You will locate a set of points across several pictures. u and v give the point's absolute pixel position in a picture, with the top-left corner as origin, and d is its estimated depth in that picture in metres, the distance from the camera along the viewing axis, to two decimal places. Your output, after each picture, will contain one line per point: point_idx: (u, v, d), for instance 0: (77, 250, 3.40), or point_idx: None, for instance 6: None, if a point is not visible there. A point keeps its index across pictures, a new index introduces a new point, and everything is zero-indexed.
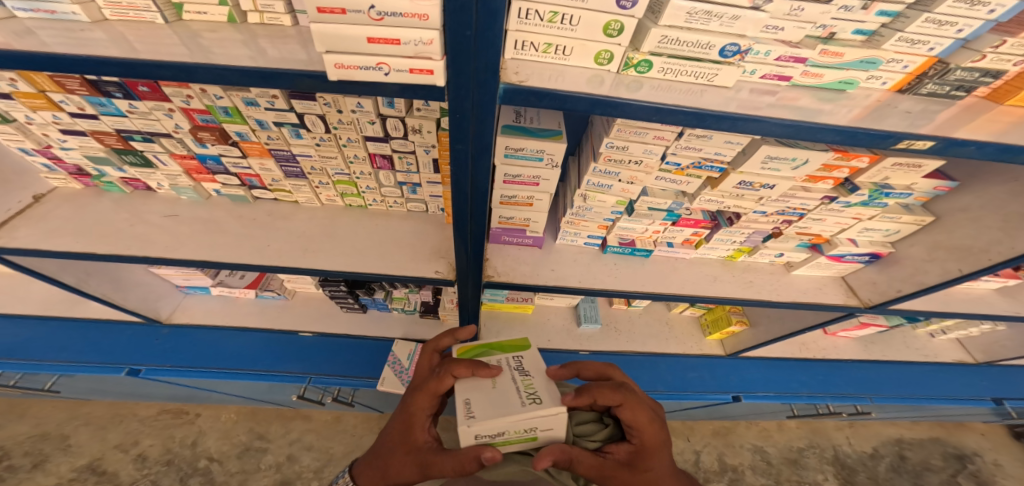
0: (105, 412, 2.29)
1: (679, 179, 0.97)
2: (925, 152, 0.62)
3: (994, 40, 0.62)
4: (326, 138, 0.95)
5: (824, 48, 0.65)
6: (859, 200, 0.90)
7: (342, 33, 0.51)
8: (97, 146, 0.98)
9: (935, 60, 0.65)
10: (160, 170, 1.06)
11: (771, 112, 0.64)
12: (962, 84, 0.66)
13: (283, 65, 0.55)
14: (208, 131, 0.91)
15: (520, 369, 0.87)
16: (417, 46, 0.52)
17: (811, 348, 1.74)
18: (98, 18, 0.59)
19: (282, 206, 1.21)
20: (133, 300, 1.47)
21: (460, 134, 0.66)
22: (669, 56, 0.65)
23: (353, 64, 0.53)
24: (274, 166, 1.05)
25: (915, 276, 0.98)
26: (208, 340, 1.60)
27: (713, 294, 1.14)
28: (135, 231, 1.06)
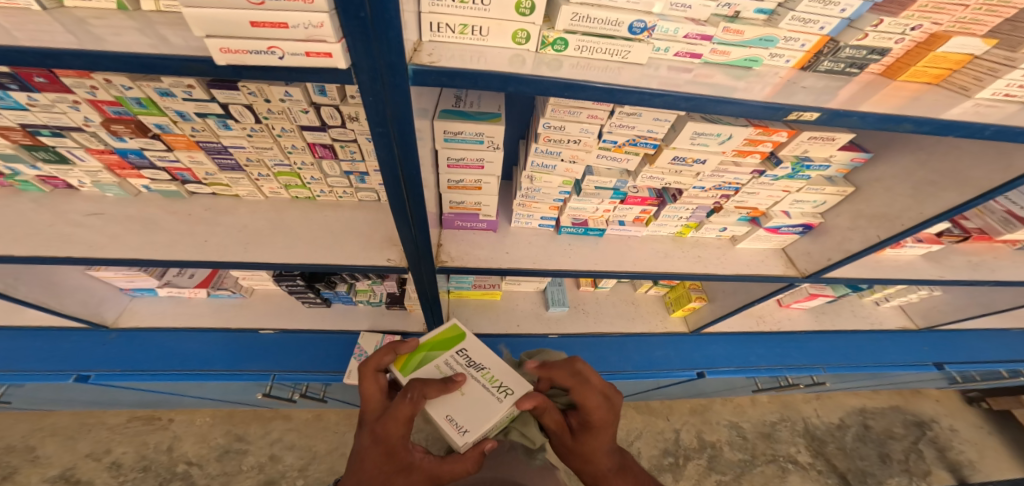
0: (72, 422, 2.23)
1: (619, 156, 0.97)
2: (815, 123, 0.65)
3: (874, 19, 0.68)
4: (257, 128, 0.94)
5: (727, 26, 0.67)
6: (785, 174, 0.95)
7: (222, 17, 0.50)
8: (4, 143, 0.95)
9: (828, 39, 0.72)
10: (78, 166, 1.04)
11: (683, 87, 0.65)
12: (853, 61, 0.73)
13: (169, 52, 0.54)
14: (122, 124, 0.90)
15: (473, 365, 0.99)
16: (308, 30, 0.52)
17: (767, 320, 1.82)
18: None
19: (222, 200, 1.21)
20: (73, 305, 1.44)
21: (378, 117, 0.66)
22: (583, 34, 0.65)
23: (241, 49, 0.54)
24: (206, 159, 1.03)
25: (842, 244, 1.04)
26: (160, 342, 1.59)
27: (663, 270, 1.17)
28: (64, 231, 1.04)
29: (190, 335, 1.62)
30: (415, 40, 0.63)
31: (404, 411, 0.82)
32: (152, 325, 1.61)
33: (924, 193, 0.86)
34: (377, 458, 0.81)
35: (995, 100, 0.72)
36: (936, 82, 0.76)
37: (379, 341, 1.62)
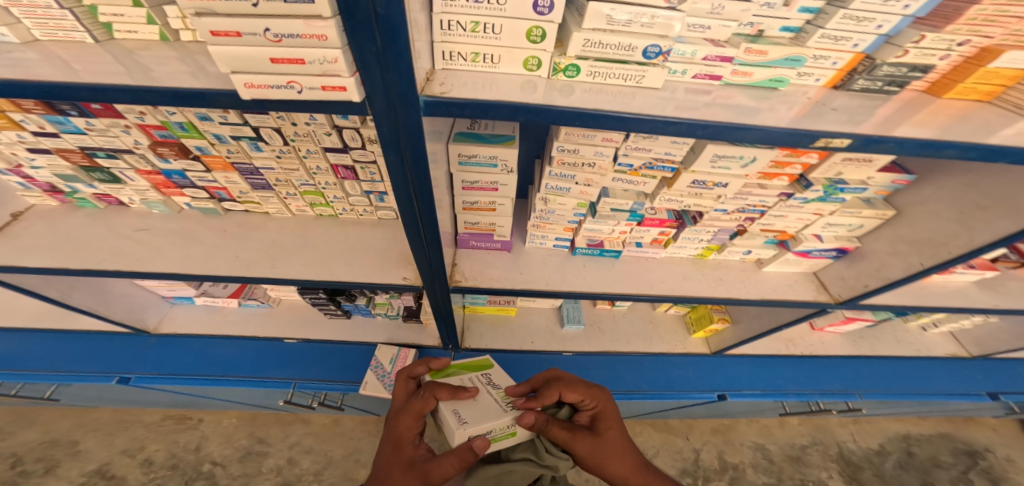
0: (113, 419, 2.36)
1: (636, 180, 0.94)
2: (846, 150, 0.60)
3: (913, 36, 0.65)
4: (285, 150, 0.98)
5: (749, 46, 0.65)
6: (815, 197, 0.89)
7: (245, 54, 0.52)
8: (65, 165, 1.03)
9: (862, 56, 0.68)
10: (128, 185, 1.11)
11: (703, 110, 0.63)
12: (892, 79, 0.69)
13: (200, 85, 0.57)
14: (167, 146, 0.95)
15: (491, 383, 0.99)
16: (323, 65, 0.54)
17: (798, 344, 1.71)
18: (28, 39, 0.64)
19: (253, 217, 1.26)
20: (119, 311, 1.54)
21: (391, 145, 0.67)
22: (596, 59, 0.64)
23: (263, 84, 0.56)
24: (240, 179, 1.09)
25: (881, 270, 0.97)
26: (196, 347, 1.67)
27: (682, 293, 1.12)
28: (109, 245, 1.11)
29: (222, 342, 1.68)
30: (428, 70, 0.64)
31: (415, 405, 0.89)
32: (187, 331, 1.68)
33: (973, 218, 0.79)
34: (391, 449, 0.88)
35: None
36: (987, 98, 0.70)
37: (396, 354, 1.64)
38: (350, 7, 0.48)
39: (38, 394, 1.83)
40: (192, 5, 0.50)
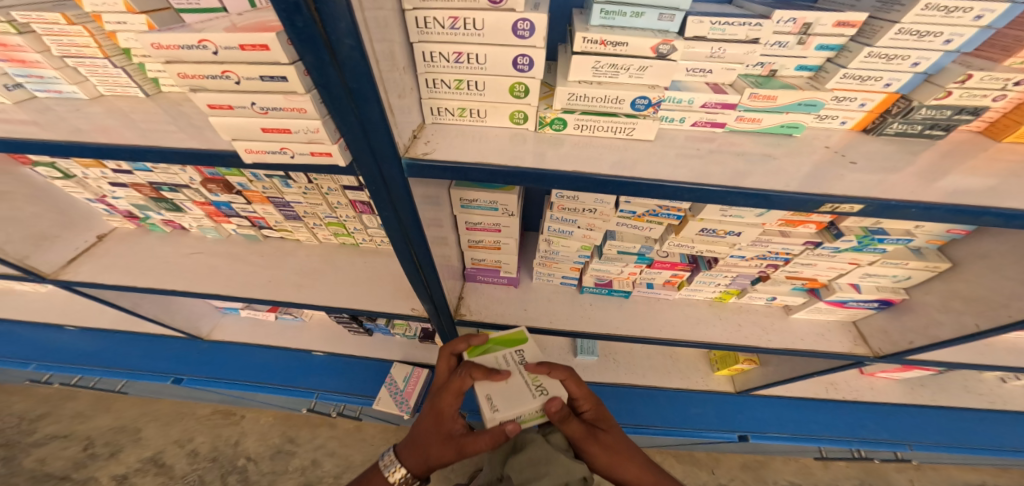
0: (172, 409, 2.42)
1: (640, 225, 0.90)
2: (857, 215, 0.53)
3: (960, 74, 0.52)
4: (310, 187, 1.04)
5: (754, 93, 0.58)
6: (850, 246, 0.80)
7: (241, 125, 0.55)
8: (139, 196, 1.14)
9: (896, 97, 0.58)
10: (188, 213, 1.22)
11: (709, 160, 0.59)
12: (934, 122, 0.58)
13: (219, 146, 0.61)
14: (214, 183, 1.04)
15: (523, 362, 0.92)
16: (308, 134, 0.55)
17: (840, 388, 1.52)
18: (94, 94, 0.75)
19: (286, 244, 1.34)
20: (180, 320, 1.66)
21: (381, 202, 0.67)
22: (583, 112, 0.61)
23: (260, 149, 0.58)
24: (275, 210, 1.16)
25: (929, 327, 0.85)
26: (238, 354, 1.79)
27: (697, 339, 1.05)
28: (163, 266, 1.23)
29: (259, 350, 1.79)
30: (416, 126, 0.64)
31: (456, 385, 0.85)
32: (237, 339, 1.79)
33: None
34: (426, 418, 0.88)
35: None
36: None
37: (410, 372, 1.66)
38: (323, 83, 0.47)
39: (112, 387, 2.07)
40: (187, 82, 0.52)
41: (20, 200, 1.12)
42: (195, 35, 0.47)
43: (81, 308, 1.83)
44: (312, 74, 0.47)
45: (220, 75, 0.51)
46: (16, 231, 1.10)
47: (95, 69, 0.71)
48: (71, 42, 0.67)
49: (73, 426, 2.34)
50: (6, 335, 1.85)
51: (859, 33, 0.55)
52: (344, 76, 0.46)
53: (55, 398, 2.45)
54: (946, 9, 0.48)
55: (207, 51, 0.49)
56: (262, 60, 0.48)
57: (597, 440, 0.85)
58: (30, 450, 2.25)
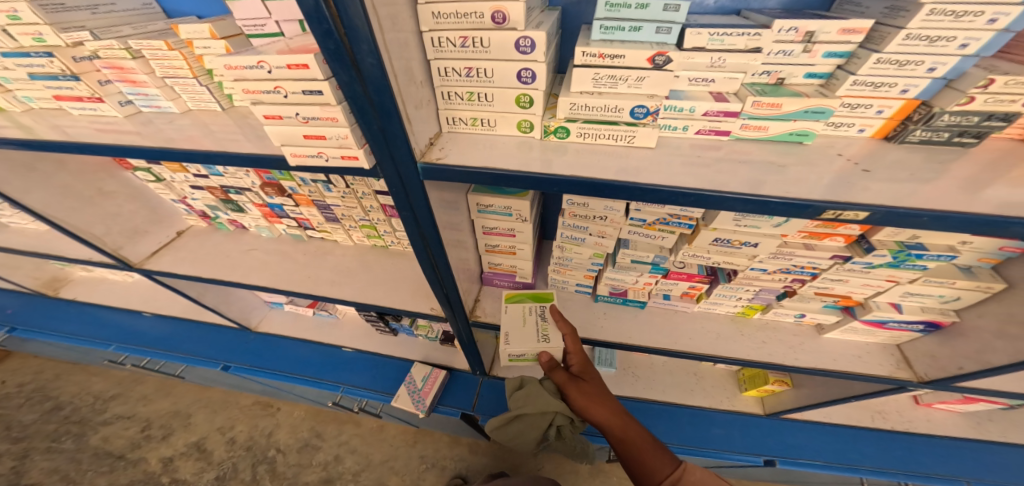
0: (220, 398, 2.63)
1: (652, 234, 0.90)
2: (865, 223, 0.51)
3: (980, 78, 0.49)
4: (348, 191, 1.14)
5: (757, 100, 0.57)
6: (883, 262, 0.76)
7: (288, 132, 0.61)
8: (212, 198, 1.32)
9: (916, 103, 0.55)
10: (248, 214, 1.38)
11: (715, 169, 0.58)
12: (960, 129, 0.54)
13: (274, 151, 0.71)
14: (270, 186, 1.20)
15: (542, 315, 1.05)
16: (340, 140, 0.60)
17: (888, 418, 1.41)
18: (184, 108, 0.90)
19: (326, 244, 1.45)
20: (233, 310, 1.84)
21: (400, 203, 0.72)
22: (584, 121, 0.63)
23: (303, 154, 0.63)
24: (318, 212, 1.28)
25: (982, 353, 0.77)
26: (280, 347, 1.94)
27: (717, 354, 1.01)
28: (223, 258, 1.39)
29: (299, 344, 1.93)
30: (433, 134, 0.69)
31: None
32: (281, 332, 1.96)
33: None
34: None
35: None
36: None
37: (429, 372, 1.70)
38: (350, 95, 0.53)
39: (172, 371, 2.29)
40: (250, 97, 0.60)
41: (122, 198, 1.36)
42: (255, 57, 0.55)
43: (155, 298, 2.07)
44: (341, 88, 0.52)
45: (272, 90, 0.57)
46: (114, 226, 1.31)
47: (187, 87, 0.86)
48: (169, 64, 0.81)
49: (136, 408, 2.58)
50: (95, 317, 2.17)
51: (866, 40, 0.54)
52: (367, 88, 0.52)
53: (127, 381, 2.73)
54: (954, 12, 0.47)
55: (262, 71, 0.56)
56: (304, 77, 0.55)
57: (575, 387, 0.96)
58: (98, 428, 2.50)
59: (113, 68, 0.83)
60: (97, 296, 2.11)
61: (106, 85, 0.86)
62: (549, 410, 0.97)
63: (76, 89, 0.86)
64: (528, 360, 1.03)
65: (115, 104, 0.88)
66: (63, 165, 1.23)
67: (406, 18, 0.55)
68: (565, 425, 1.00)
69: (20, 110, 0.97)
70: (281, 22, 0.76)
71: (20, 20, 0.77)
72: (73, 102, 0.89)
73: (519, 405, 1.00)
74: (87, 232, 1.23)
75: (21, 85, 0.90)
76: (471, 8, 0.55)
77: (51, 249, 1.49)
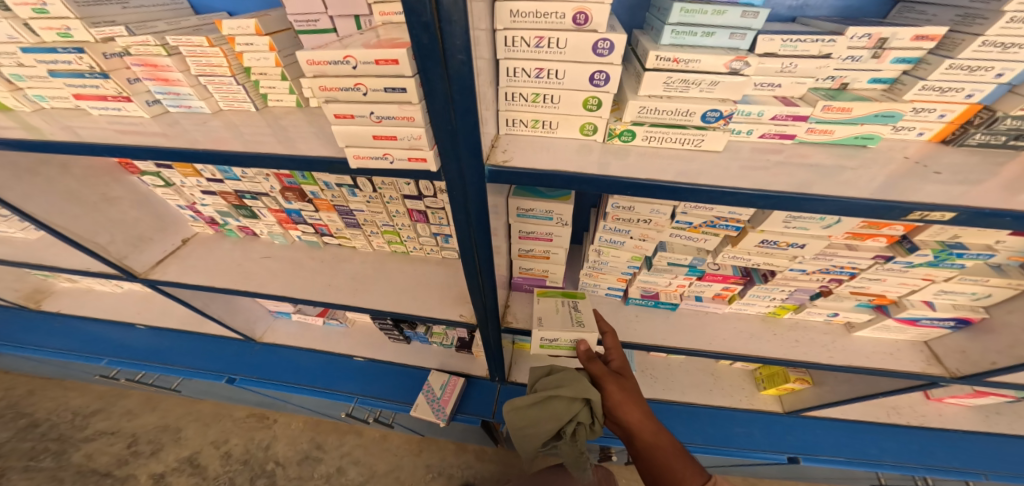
0: (212, 411, 2.50)
1: (695, 236, 0.91)
2: (947, 224, 0.52)
3: None
4: (373, 196, 1.10)
5: (827, 105, 0.58)
6: (924, 261, 0.76)
7: (356, 132, 0.59)
8: (224, 203, 1.23)
9: (978, 108, 0.57)
10: (261, 221, 1.31)
11: (780, 172, 0.59)
12: (1019, 133, 0.57)
13: (325, 154, 0.67)
14: (291, 191, 1.12)
15: (574, 307, 1.06)
16: (411, 141, 0.59)
17: (905, 413, 1.47)
18: (216, 109, 0.84)
19: (343, 251, 1.40)
20: (237, 321, 1.76)
21: (459, 206, 0.70)
22: (652, 125, 0.64)
23: (366, 155, 0.62)
24: (338, 218, 1.23)
25: (1015, 348, 0.78)
26: (285, 356, 1.86)
27: (751, 354, 1.02)
28: (236, 266, 1.32)
29: (305, 354, 1.86)
30: (494, 136, 0.68)
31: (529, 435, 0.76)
32: (289, 343, 1.87)
33: None
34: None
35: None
36: None
37: (447, 380, 1.67)
38: (431, 92, 0.52)
39: (168, 384, 2.16)
40: (324, 94, 0.58)
41: (126, 204, 1.26)
42: (341, 52, 0.53)
43: (149, 309, 1.95)
44: (423, 85, 0.52)
45: (352, 87, 0.56)
46: (118, 233, 1.22)
47: (221, 86, 0.80)
48: (208, 62, 0.76)
49: (120, 423, 2.44)
50: (80, 333, 2.02)
51: (937, 47, 0.56)
52: (451, 85, 0.51)
53: (108, 395, 2.58)
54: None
55: (348, 66, 0.54)
56: (389, 74, 0.54)
57: (616, 382, 0.92)
58: (79, 445, 2.35)
59: (146, 65, 0.77)
60: (82, 310, 1.96)
61: (134, 84, 0.79)
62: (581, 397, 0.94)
63: (100, 88, 0.79)
64: (561, 349, 1.00)
65: (142, 103, 0.81)
66: (67, 169, 1.14)
67: (485, 16, 0.55)
68: (584, 423, 0.96)
69: (30, 110, 0.88)
70: (334, 17, 0.75)
71: (46, 13, 0.70)
72: (93, 102, 0.82)
73: (547, 389, 1.00)
74: (90, 241, 1.13)
75: (35, 82, 0.82)
76: (552, 8, 0.55)
77: (32, 258, 1.36)
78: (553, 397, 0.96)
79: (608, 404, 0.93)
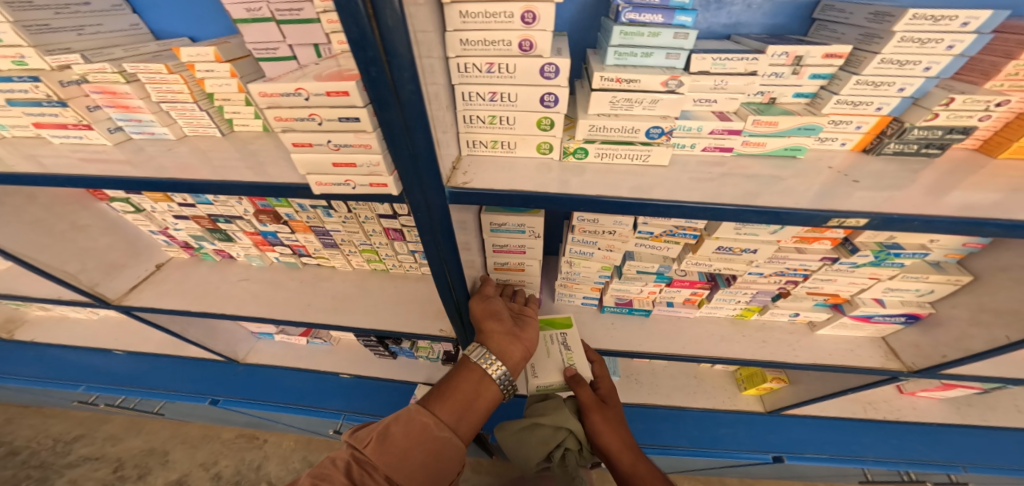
0: (200, 432, 2.44)
1: (658, 245, 0.94)
2: (865, 228, 0.56)
3: (943, 97, 0.57)
4: (349, 216, 1.12)
5: (757, 119, 0.63)
6: (867, 261, 0.80)
7: (317, 160, 0.63)
8: (197, 227, 1.24)
9: (889, 119, 0.62)
10: (238, 244, 1.31)
11: (719, 183, 0.63)
12: (929, 142, 0.61)
13: (289, 180, 0.70)
14: (266, 214, 1.14)
15: (563, 343, 1.03)
16: (370, 167, 0.63)
17: (879, 408, 1.50)
18: (180, 135, 0.85)
19: (323, 270, 1.42)
20: (219, 344, 1.74)
21: (425, 227, 0.73)
22: (603, 142, 0.67)
23: (328, 182, 0.65)
24: (315, 238, 1.25)
25: (961, 341, 0.83)
26: (270, 377, 1.85)
27: (721, 356, 1.05)
28: (214, 288, 1.33)
29: (290, 373, 1.84)
30: (455, 157, 0.71)
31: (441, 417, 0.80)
32: (271, 363, 1.85)
33: None
34: (444, 399, 0.83)
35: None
36: None
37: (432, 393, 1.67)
38: (386, 122, 0.55)
39: (150, 408, 2.11)
40: (280, 124, 0.61)
41: (96, 232, 1.25)
42: (293, 84, 0.56)
43: (129, 334, 1.92)
44: (377, 115, 0.55)
45: (307, 117, 0.59)
46: (90, 261, 1.21)
47: (184, 112, 0.81)
48: (168, 89, 0.76)
49: (104, 449, 2.38)
50: (51, 360, 1.95)
51: (847, 63, 0.60)
52: (404, 115, 0.55)
53: (90, 421, 2.52)
54: (919, 39, 0.54)
55: (300, 98, 0.57)
56: (341, 104, 0.57)
57: (600, 412, 0.93)
58: (62, 471, 2.30)
59: (104, 92, 0.77)
60: (57, 338, 1.93)
61: (95, 111, 0.79)
62: (563, 427, 0.95)
63: (60, 116, 0.78)
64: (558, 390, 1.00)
65: (103, 131, 0.81)
66: (34, 199, 1.11)
67: (436, 45, 0.59)
68: (572, 450, 0.97)
69: None
70: (294, 46, 0.75)
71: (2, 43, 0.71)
72: (55, 130, 0.81)
73: (536, 414, 1.00)
74: (59, 269, 1.13)
75: None
76: (499, 36, 0.58)
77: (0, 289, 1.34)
78: (542, 423, 0.96)
79: (589, 431, 0.95)
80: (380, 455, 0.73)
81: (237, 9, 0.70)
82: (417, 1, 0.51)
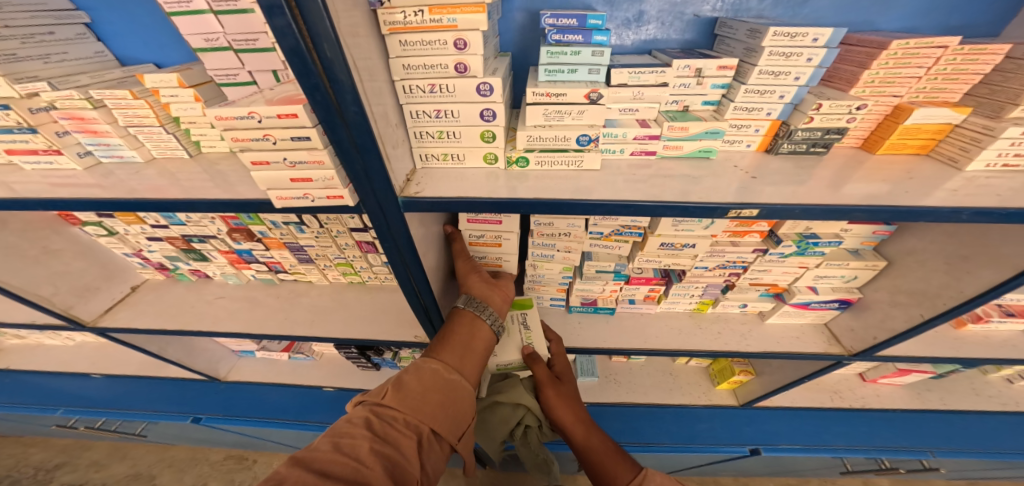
0: (186, 455, 2.40)
1: (610, 244, 1.00)
2: (758, 218, 0.63)
3: (812, 103, 0.65)
4: (321, 231, 1.17)
5: (671, 125, 0.70)
6: (792, 251, 0.88)
7: (275, 177, 0.68)
8: (171, 248, 1.28)
9: (779, 123, 0.70)
10: (213, 262, 1.35)
11: (645, 184, 0.69)
12: (812, 142, 0.69)
13: (251, 196, 0.75)
14: (238, 232, 1.18)
15: (523, 323, 1.07)
16: (326, 181, 0.68)
17: (845, 397, 1.56)
18: (148, 157, 0.90)
19: (300, 285, 1.45)
20: (199, 362, 1.75)
21: (384, 234, 0.77)
22: (540, 150, 0.73)
23: (289, 196, 0.70)
24: (290, 254, 1.28)
25: (886, 322, 0.89)
26: (253, 394, 1.85)
27: (680, 349, 1.10)
28: (192, 306, 1.35)
29: (273, 388, 1.85)
30: (409, 170, 0.77)
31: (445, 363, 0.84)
32: (253, 380, 1.87)
33: (959, 269, 0.76)
34: (446, 346, 0.87)
35: (992, 171, 0.65)
36: (924, 152, 0.71)
37: None
38: (336, 140, 0.60)
39: (132, 431, 2.09)
40: (237, 145, 0.66)
41: (69, 256, 1.27)
42: (246, 109, 0.62)
43: (108, 357, 1.92)
44: (327, 134, 0.60)
45: (261, 138, 0.64)
46: (63, 284, 1.23)
47: (151, 136, 0.86)
48: (134, 113, 0.82)
49: (88, 475, 2.34)
50: (26, 386, 1.92)
51: (738, 74, 0.69)
52: (351, 133, 0.60)
53: (72, 448, 2.46)
54: (784, 53, 0.62)
55: (253, 120, 0.63)
56: (293, 125, 0.63)
57: (553, 388, 0.97)
58: None
59: (73, 118, 0.81)
60: (33, 366, 1.91)
61: (64, 137, 0.83)
62: (520, 403, 1.05)
63: (31, 142, 0.82)
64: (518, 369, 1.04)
65: (72, 155, 0.85)
66: (6, 225, 1.12)
67: (381, 71, 0.64)
68: (532, 426, 1.09)
69: None
70: (253, 72, 0.82)
71: None
72: (26, 156, 0.85)
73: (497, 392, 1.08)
74: (32, 293, 1.15)
75: None
76: (437, 61, 0.65)
77: None
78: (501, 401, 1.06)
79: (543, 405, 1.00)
80: (400, 402, 0.75)
81: (195, 39, 0.77)
82: (356, 33, 0.57)
